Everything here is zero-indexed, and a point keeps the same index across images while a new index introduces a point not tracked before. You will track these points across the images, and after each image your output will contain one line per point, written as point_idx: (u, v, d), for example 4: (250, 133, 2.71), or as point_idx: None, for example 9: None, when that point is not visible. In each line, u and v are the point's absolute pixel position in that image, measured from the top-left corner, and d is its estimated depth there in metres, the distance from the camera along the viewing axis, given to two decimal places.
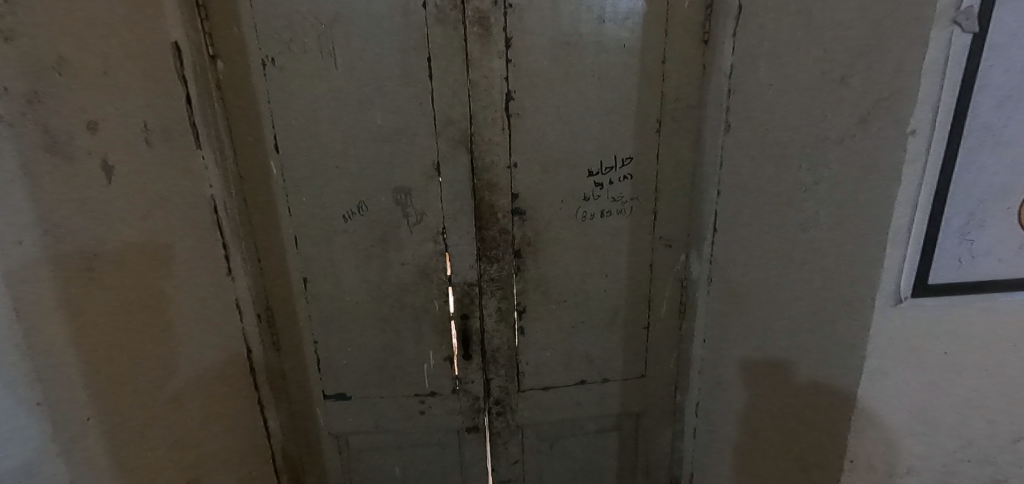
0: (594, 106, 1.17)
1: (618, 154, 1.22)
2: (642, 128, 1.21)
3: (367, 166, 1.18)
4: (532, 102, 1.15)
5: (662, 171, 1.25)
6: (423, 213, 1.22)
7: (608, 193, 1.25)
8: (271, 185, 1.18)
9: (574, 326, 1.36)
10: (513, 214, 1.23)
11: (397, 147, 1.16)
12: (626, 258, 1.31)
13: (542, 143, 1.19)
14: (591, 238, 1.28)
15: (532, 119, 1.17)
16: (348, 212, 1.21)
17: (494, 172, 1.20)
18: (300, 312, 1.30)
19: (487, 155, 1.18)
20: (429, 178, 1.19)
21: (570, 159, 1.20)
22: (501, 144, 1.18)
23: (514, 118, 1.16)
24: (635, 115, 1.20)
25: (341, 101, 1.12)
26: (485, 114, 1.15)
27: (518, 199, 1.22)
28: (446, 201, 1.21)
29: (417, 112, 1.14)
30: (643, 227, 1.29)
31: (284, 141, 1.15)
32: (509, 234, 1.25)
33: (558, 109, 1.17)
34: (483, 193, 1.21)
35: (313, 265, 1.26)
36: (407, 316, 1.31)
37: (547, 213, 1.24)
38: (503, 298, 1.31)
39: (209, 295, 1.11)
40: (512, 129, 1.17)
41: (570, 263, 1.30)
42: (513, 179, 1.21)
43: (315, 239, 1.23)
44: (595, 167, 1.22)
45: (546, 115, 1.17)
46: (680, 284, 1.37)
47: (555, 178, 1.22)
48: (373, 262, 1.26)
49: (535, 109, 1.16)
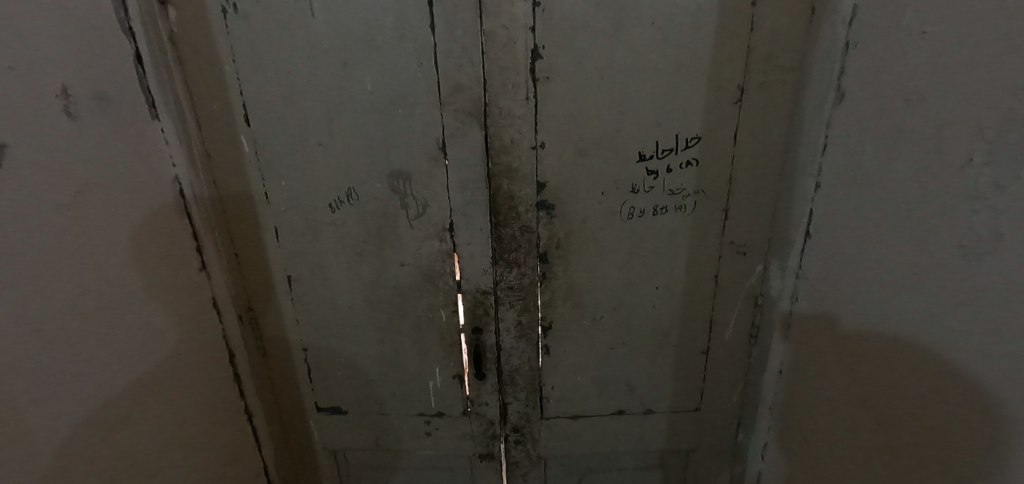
0: (650, 68, 0.86)
1: (680, 133, 0.91)
2: (717, 97, 0.88)
3: (357, 144, 0.94)
4: (566, 61, 0.86)
5: (741, 155, 0.93)
6: (426, 205, 0.98)
7: (663, 184, 0.95)
8: (244, 165, 0.97)
9: (613, 347, 1.09)
10: (539, 209, 0.96)
11: (392, 121, 0.92)
12: (683, 267, 1.02)
13: (578, 118, 0.90)
14: (639, 241, 1.00)
15: (567, 85, 0.87)
16: (337, 200, 0.99)
17: (514, 155, 0.93)
18: (286, 313, 1.12)
19: (507, 132, 0.91)
20: (433, 161, 0.94)
21: (615, 138, 0.91)
22: (524, 119, 0.90)
23: (542, 84, 0.87)
24: (708, 80, 0.87)
25: (321, 60, 0.88)
26: (504, 79, 0.87)
27: (545, 190, 0.95)
28: (455, 191, 0.96)
29: (417, 74, 0.88)
30: (709, 229, 0.99)
31: (255, 112, 0.93)
32: (533, 233, 0.99)
33: (601, 72, 0.87)
34: (501, 181, 0.95)
35: (299, 261, 1.06)
36: (409, 326, 1.10)
37: (582, 208, 0.96)
38: (524, 311, 1.06)
39: (177, 297, 0.92)
40: (540, 99, 0.88)
41: (611, 272, 1.02)
42: (540, 164, 0.93)
43: (299, 231, 1.02)
44: (648, 150, 0.92)
45: (583, 79, 0.87)
46: (753, 302, 1.07)
47: (596, 164, 0.93)
48: (368, 260, 1.04)
49: (571, 71, 0.86)
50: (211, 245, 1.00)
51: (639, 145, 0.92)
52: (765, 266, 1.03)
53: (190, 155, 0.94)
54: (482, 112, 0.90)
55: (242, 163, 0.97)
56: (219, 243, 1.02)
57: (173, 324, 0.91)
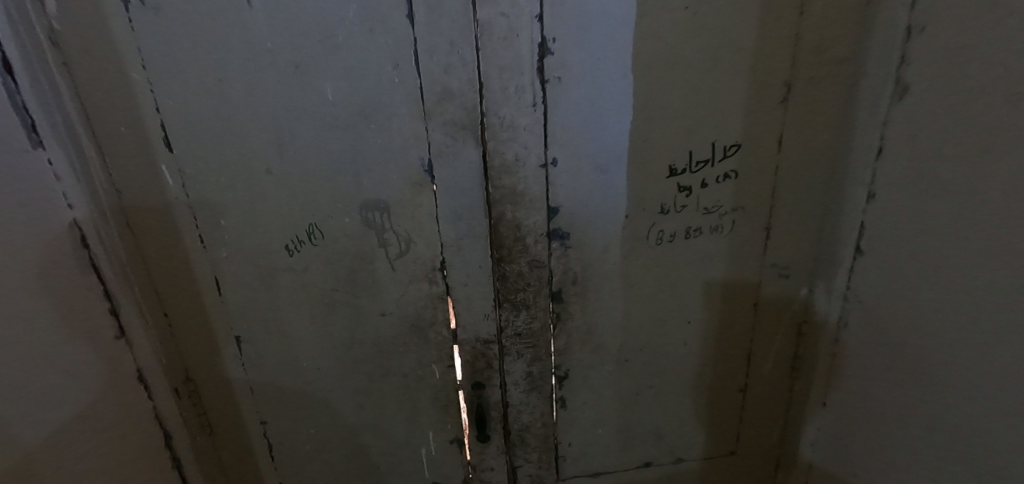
0: (683, 63, 0.71)
1: (717, 141, 0.76)
2: (761, 97, 0.73)
3: (318, 169, 0.74)
4: (582, 58, 0.69)
5: (785, 165, 0.78)
6: (410, 241, 0.79)
7: (696, 202, 0.79)
8: (168, 202, 0.75)
9: (639, 392, 0.93)
10: (550, 239, 0.79)
11: (363, 139, 0.72)
12: (717, 296, 0.87)
13: (596, 127, 0.73)
14: (667, 269, 0.84)
15: (582, 88, 0.70)
16: (295, 241, 0.78)
17: (519, 176, 0.75)
18: (236, 382, 0.89)
19: (510, 149, 0.73)
20: (418, 186, 0.75)
21: (640, 150, 0.75)
22: (530, 131, 0.72)
23: (553, 87, 0.70)
24: (751, 77, 0.72)
25: (266, 64, 0.67)
26: (505, 82, 0.69)
27: (557, 217, 0.78)
28: (446, 222, 0.77)
29: (394, 79, 0.69)
30: (747, 251, 0.84)
31: (180, 133, 0.71)
32: (543, 269, 0.81)
33: (622, 71, 0.70)
34: (503, 208, 0.77)
35: (251, 318, 0.84)
36: (394, 386, 0.90)
37: (602, 235, 0.80)
38: (535, 359, 0.88)
39: (87, 381, 0.71)
40: (550, 106, 0.71)
41: (635, 307, 0.86)
42: (552, 186, 0.76)
43: (248, 281, 0.81)
44: (680, 162, 0.76)
45: (602, 80, 0.70)
46: (794, 329, 0.93)
47: (617, 182, 0.77)
48: (339, 311, 0.84)
49: (587, 70, 0.69)
50: (130, 308, 0.77)
51: (669, 158, 0.76)
52: (808, 289, 0.89)
53: (93, 193, 0.70)
54: (479, 124, 0.71)
55: (167, 199, 0.74)
56: (142, 300, 0.79)
57: (79, 420, 0.69)
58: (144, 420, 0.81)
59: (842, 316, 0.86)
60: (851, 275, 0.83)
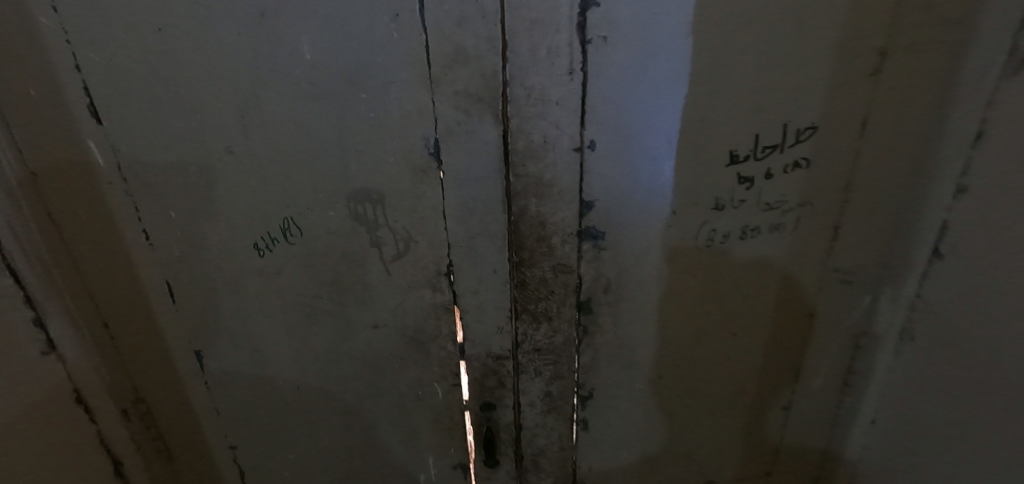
0: (761, 22, 0.55)
1: (790, 122, 0.61)
2: (848, 67, 0.59)
3: (294, 150, 0.58)
4: (635, 11, 0.53)
5: (864, 153, 0.65)
6: (410, 241, 0.64)
7: (757, 197, 0.65)
8: (100, 189, 0.58)
9: (671, 413, 0.81)
10: (580, 239, 0.65)
11: (350, 113, 0.56)
12: (768, 307, 0.75)
13: (647, 103, 0.58)
14: (715, 276, 0.71)
15: (633, 52, 0.55)
16: (267, 240, 0.63)
17: (546, 162, 0.60)
18: (198, 404, 0.75)
19: (537, 127, 0.58)
20: (421, 173, 0.60)
21: (697, 132, 0.60)
22: (563, 106, 0.57)
23: (596, 50, 0.55)
24: (841, 42, 0.58)
25: (221, 9, 0.50)
26: (534, 42, 0.54)
27: (591, 213, 0.64)
28: (454, 217, 0.63)
29: (391, 34, 0.53)
30: (808, 254, 0.72)
31: (109, 100, 0.54)
32: (570, 274, 0.68)
33: (684, 31, 0.55)
34: (525, 202, 0.62)
35: (213, 330, 0.69)
36: (389, 407, 0.77)
37: (642, 236, 0.66)
38: (556, 378, 0.75)
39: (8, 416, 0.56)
40: (590, 74, 0.56)
41: (674, 318, 0.73)
42: (586, 175, 0.61)
43: (208, 287, 0.66)
44: (743, 148, 0.62)
45: (659, 42, 0.55)
46: (849, 344, 0.81)
47: (665, 172, 0.62)
48: (321, 323, 0.69)
49: (641, 29, 0.54)
50: (59, 316, 0.62)
51: (731, 142, 0.62)
52: (871, 298, 0.77)
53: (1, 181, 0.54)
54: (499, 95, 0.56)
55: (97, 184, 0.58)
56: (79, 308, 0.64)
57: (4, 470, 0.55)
58: (84, 450, 0.67)
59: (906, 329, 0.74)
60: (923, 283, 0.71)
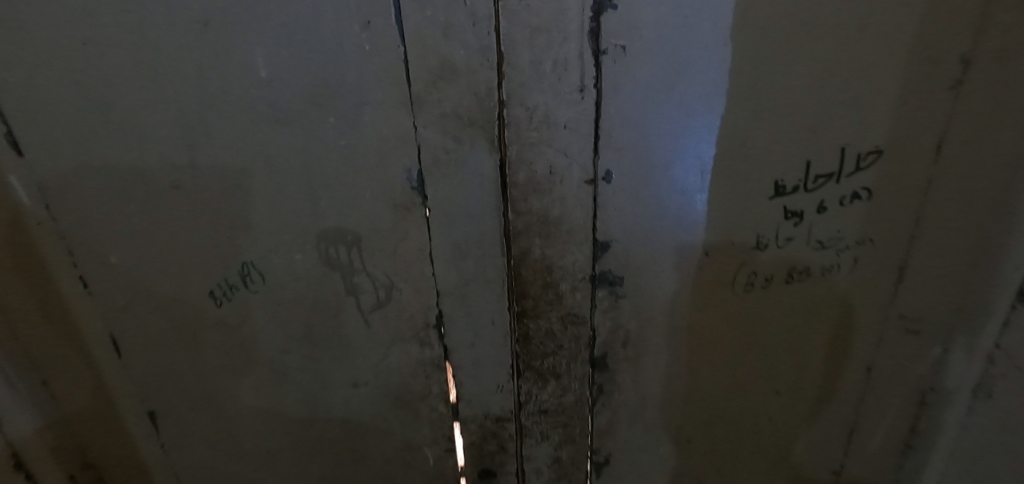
0: (822, 23, 0.44)
1: (849, 145, 0.50)
2: (931, 79, 0.47)
3: (251, 184, 0.49)
4: (662, 14, 0.43)
5: (941, 180, 0.52)
6: (391, 289, 0.54)
7: (807, 233, 0.54)
8: (27, 232, 0.50)
9: (701, 479, 0.70)
10: (594, 286, 0.56)
11: (316, 141, 0.47)
12: (817, 360, 0.63)
13: (674, 126, 0.48)
14: (755, 325, 0.60)
15: (658, 64, 0.45)
16: (224, 288, 0.54)
17: (553, 198, 0.51)
18: (156, 470, 0.65)
19: (541, 157, 0.49)
20: (403, 210, 0.50)
21: (735, 159, 0.50)
22: (572, 131, 0.48)
23: (612, 63, 0.45)
24: (924, 47, 0.46)
25: (156, 19, 0.42)
26: (537, 54, 0.45)
27: (606, 256, 0.55)
28: (444, 261, 0.53)
29: (362, 45, 0.43)
30: (868, 301, 0.60)
31: (31, 129, 0.45)
32: (582, 325, 0.58)
33: (722, 37, 0.44)
34: (528, 244, 0.53)
35: (169, 389, 0.60)
36: (374, 473, 0.66)
37: (666, 280, 0.56)
38: (566, 441, 0.65)
39: None
40: (604, 93, 0.46)
41: (705, 375, 0.62)
42: (600, 211, 0.52)
43: (161, 340, 0.57)
44: (791, 177, 0.51)
45: (691, 53, 0.45)
46: (910, 402, 0.66)
47: (696, 207, 0.52)
48: (292, 381, 0.59)
49: (668, 36, 0.44)
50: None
51: (777, 169, 0.51)
52: (942, 349, 0.62)
53: None
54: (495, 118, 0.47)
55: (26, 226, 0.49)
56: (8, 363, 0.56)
57: None
58: None
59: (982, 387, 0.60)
60: (1005, 331, 0.56)
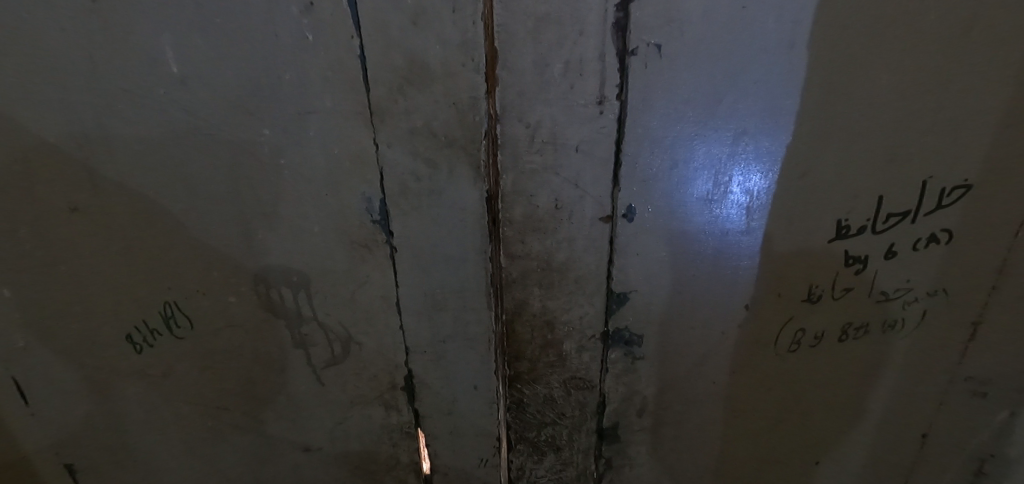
0: (939, 15, 0.31)
1: (932, 178, 0.37)
2: None
3: (172, 208, 0.38)
4: (712, 1, 0.31)
5: None
6: (350, 343, 0.43)
7: (870, 283, 0.41)
8: None
9: None
10: (606, 345, 0.45)
11: (249, 159, 0.36)
12: (868, 437, 0.50)
13: (722, 153, 0.36)
14: (795, 394, 0.47)
15: (702, 71, 0.33)
16: (146, 332, 0.43)
17: (558, 239, 0.40)
18: None
19: (545, 187, 0.38)
20: (362, 249, 0.39)
21: (799, 197, 0.38)
22: (586, 156, 0.37)
23: (642, 67, 0.33)
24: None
25: None
26: (543, 53, 0.33)
27: (623, 309, 0.43)
28: (413, 312, 0.42)
29: (304, 35, 0.32)
30: (939, 371, 0.46)
31: None
32: (590, 391, 0.47)
33: (795, 34, 0.32)
34: (525, 294, 0.42)
35: (86, 443, 0.49)
36: None
37: (693, 341, 0.44)
38: None
39: None
40: (631, 107, 0.35)
41: (732, 454, 0.51)
42: (617, 258, 0.41)
43: (74, 388, 0.46)
44: (857, 216, 0.38)
45: (750, 57, 0.33)
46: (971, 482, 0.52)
47: (739, 254, 0.40)
48: (231, 442, 0.49)
49: (720, 33, 0.32)
50: None
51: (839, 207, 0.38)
52: (1008, 413, 0.47)
53: None
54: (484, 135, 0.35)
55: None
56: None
57: None
58: None
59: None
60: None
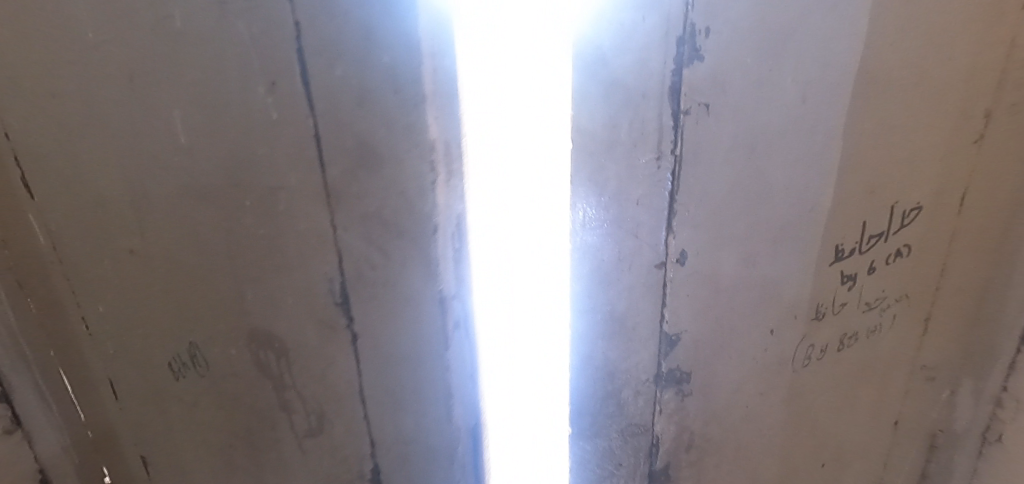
0: (899, 70, 0.38)
1: (898, 203, 0.45)
2: (963, 131, 0.44)
3: (212, 264, 0.39)
4: (747, 63, 0.33)
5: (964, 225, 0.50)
6: (321, 410, 0.44)
7: (859, 296, 0.48)
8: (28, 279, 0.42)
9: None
10: (657, 386, 0.46)
11: (241, 224, 0.37)
12: (865, 418, 0.59)
13: (766, 207, 0.40)
14: (806, 398, 0.52)
15: (738, 126, 0.35)
16: (173, 367, 0.45)
17: (619, 291, 0.41)
18: None
19: (610, 241, 0.38)
20: (326, 328, 0.41)
21: (819, 227, 0.42)
22: (646, 209, 0.37)
23: (694, 125, 0.34)
24: (982, 86, 0.42)
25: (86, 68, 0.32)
26: (612, 113, 0.33)
27: (674, 351, 0.44)
28: (374, 387, 0.44)
29: (268, 114, 0.32)
30: (900, 360, 0.57)
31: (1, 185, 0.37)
32: (643, 434, 0.49)
33: (809, 89, 0.36)
34: (592, 347, 0.44)
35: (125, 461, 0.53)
36: None
37: (730, 368, 0.47)
38: None
39: None
40: (685, 161, 0.35)
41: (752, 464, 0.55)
42: (669, 309, 0.42)
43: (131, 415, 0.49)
44: (849, 240, 0.44)
45: (780, 112, 0.36)
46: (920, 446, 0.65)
47: (768, 279, 0.44)
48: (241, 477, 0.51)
49: (751, 92, 0.34)
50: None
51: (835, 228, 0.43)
52: (950, 390, 0.61)
53: None
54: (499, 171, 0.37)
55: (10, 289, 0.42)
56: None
57: None
58: None
59: (993, 427, 0.60)
60: (1012, 373, 0.57)
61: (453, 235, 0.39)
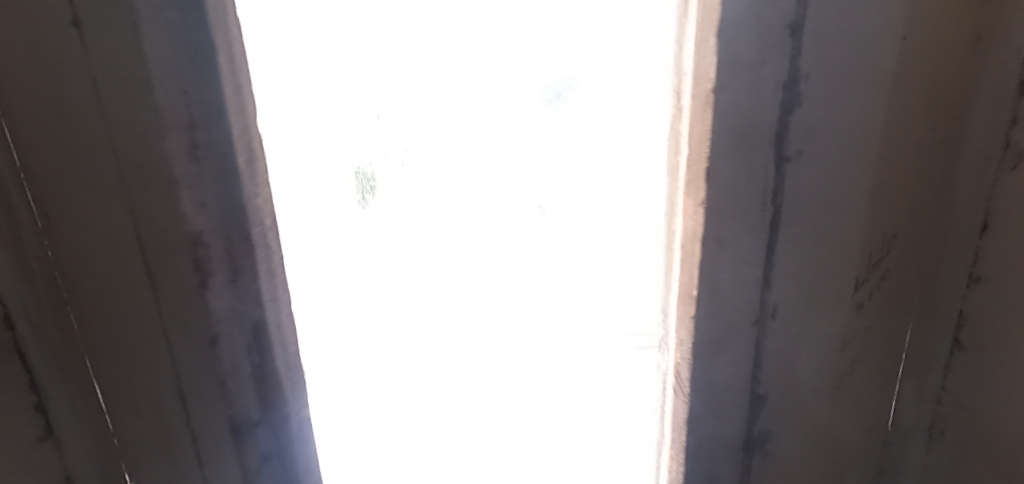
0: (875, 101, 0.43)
1: (896, 234, 0.49)
2: (911, 133, 0.45)
3: (106, 288, 0.45)
4: (826, 117, 0.43)
5: (902, 234, 0.49)
6: (135, 447, 0.52)
7: (869, 299, 0.51)
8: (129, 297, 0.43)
9: None
10: (754, 409, 0.55)
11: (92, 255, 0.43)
12: (847, 416, 0.57)
13: (840, 218, 0.47)
14: (842, 392, 0.55)
15: (825, 175, 0.45)
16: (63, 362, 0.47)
17: (741, 300, 0.49)
18: None
19: (727, 267, 0.47)
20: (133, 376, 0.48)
21: (851, 234, 0.48)
22: (753, 236, 0.47)
23: (796, 171, 0.45)
24: (940, 97, 0.45)
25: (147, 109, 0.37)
26: (732, 162, 0.44)
27: (766, 359, 0.52)
28: (192, 453, 0.52)
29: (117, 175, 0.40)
30: (882, 366, 0.55)
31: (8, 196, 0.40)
32: (733, 445, 0.57)
33: (850, 138, 0.44)
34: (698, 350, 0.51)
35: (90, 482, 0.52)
36: None
37: (802, 379, 0.54)
38: None
39: None
40: (786, 203, 0.46)
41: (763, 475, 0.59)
42: (776, 315, 0.51)
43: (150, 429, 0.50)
44: (858, 267, 0.49)
45: (838, 161, 0.45)
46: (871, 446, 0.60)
47: (824, 289, 0.50)
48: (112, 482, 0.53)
49: (829, 138, 0.44)
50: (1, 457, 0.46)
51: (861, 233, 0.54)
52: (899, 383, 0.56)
53: None
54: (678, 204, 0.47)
55: (74, 298, 0.45)
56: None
57: None
58: None
59: (936, 424, 0.57)
60: (950, 371, 0.54)
61: (247, 346, 0.47)
